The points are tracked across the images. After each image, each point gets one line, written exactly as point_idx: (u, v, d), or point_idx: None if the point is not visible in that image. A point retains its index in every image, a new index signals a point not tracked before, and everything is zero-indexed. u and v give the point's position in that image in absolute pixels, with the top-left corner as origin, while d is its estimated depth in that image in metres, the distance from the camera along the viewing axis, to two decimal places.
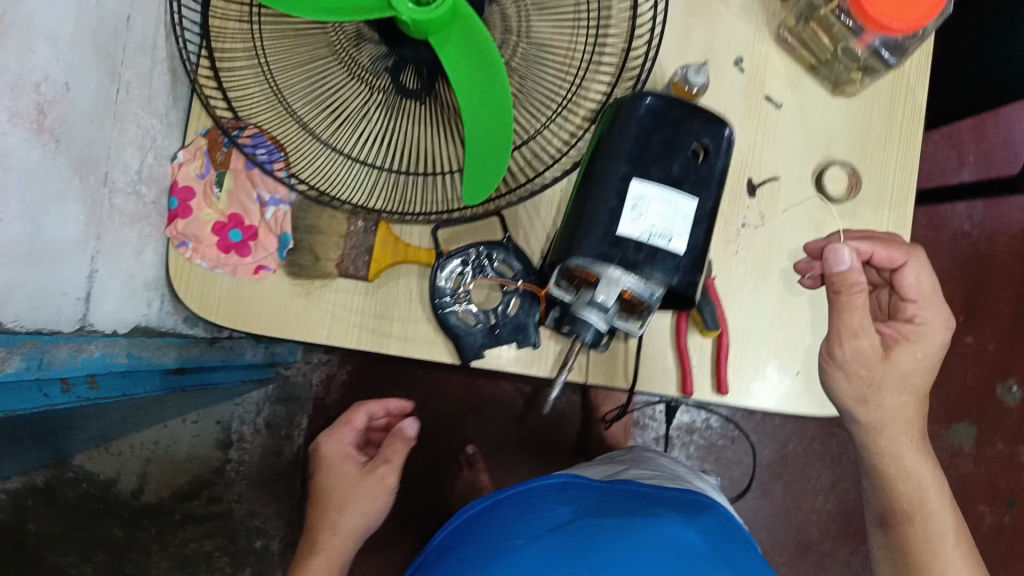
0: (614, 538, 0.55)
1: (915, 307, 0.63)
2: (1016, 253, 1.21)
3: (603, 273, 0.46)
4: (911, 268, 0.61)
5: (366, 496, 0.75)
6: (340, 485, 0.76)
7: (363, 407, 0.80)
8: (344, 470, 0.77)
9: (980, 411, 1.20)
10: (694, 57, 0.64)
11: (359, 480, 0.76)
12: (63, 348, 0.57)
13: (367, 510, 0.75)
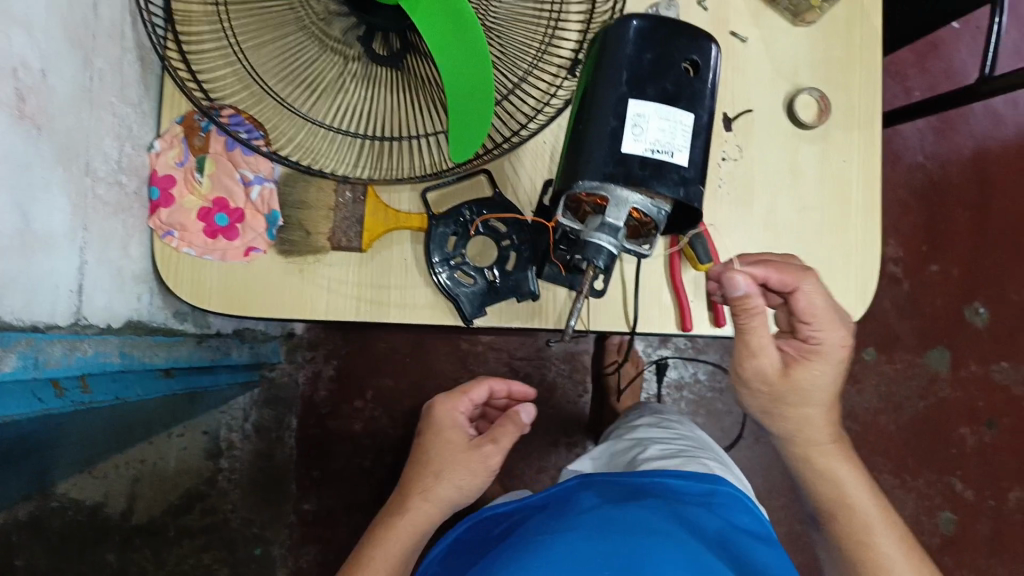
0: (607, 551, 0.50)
1: (811, 329, 0.59)
2: (966, 178, 1.27)
3: (612, 194, 0.48)
4: (803, 292, 0.58)
5: (469, 470, 0.66)
6: (444, 456, 0.67)
7: (484, 381, 0.71)
8: (452, 440, 0.67)
9: (951, 336, 1.25)
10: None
11: (464, 452, 0.67)
12: (56, 346, 0.55)
13: (464, 482, 0.66)
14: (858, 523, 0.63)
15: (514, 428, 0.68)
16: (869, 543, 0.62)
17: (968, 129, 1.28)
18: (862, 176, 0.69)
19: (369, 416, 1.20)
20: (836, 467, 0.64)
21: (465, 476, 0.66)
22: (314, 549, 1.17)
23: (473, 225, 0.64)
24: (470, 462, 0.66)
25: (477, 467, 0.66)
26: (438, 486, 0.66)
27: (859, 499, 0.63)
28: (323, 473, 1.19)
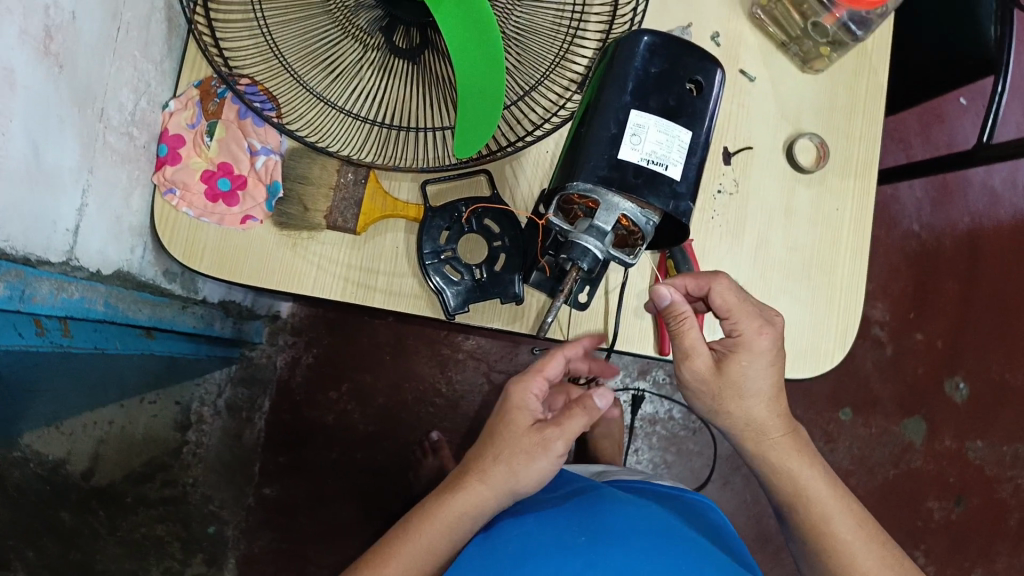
0: (589, 526, 0.60)
1: (730, 322, 0.60)
2: (959, 251, 1.30)
3: (603, 199, 0.50)
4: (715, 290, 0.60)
5: (533, 456, 0.58)
6: (504, 438, 0.59)
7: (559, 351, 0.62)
8: (515, 422, 0.60)
9: (928, 407, 1.26)
10: (676, 21, 0.71)
11: (527, 435, 0.59)
12: (45, 283, 0.56)
13: (524, 467, 0.58)
14: (815, 517, 0.61)
15: (583, 415, 0.60)
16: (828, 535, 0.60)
17: (966, 204, 1.31)
18: (853, 224, 0.71)
19: (342, 409, 1.20)
20: (793, 460, 0.62)
21: (529, 462, 0.58)
22: (270, 535, 1.17)
23: (468, 214, 0.66)
24: (534, 452, 0.58)
25: (541, 453, 0.58)
26: (496, 469, 0.58)
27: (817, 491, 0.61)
28: (289, 459, 1.19)
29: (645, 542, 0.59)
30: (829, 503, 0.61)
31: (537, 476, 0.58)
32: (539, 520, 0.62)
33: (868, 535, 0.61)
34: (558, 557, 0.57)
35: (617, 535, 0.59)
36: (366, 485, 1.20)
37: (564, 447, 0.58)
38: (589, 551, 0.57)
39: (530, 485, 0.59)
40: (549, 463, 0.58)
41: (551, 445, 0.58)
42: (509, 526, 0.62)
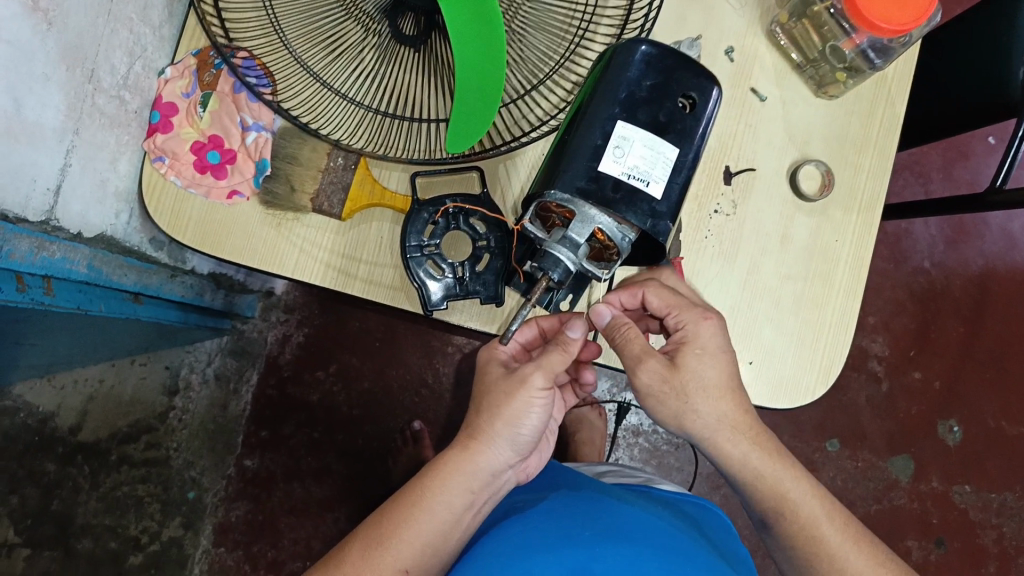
0: (583, 525, 0.57)
1: (675, 316, 0.59)
2: (970, 293, 1.27)
3: (579, 211, 0.49)
4: (650, 291, 0.60)
5: (511, 393, 0.55)
6: (485, 387, 0.57)
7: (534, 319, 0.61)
8: (491, 376, 0.58)
9: (918, 447, 1.24)
10: (690, 31, 0.69)
11: (503, 380, 0.56)
12: (25, 241, 0.56)
13: (507, 411, 0.55)
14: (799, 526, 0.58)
15: (557, 349, 0.56)
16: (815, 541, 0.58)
17: (982, 246, 1.27)
18: (850, 258, 0.69)
19: (327, 390, 1.20)
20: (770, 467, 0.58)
21: (511, 402, 0.55)
22: (246, 506, 1.18)
23: (442, 207, 0.65)
24: (513, 392, 0.55)
25: (520, 389, 0.55)
26: (481, 421, 0.56)
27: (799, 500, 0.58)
28: (271, 434, 1.19)
29: (644, 534, 0.56)
30: (814, 513, 0.58)
31: (526, 417, 0.55)
32: (536, 516, 0.59)
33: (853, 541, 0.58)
34: (557, 550, 0.54)
35: (624, 533, 0.56)
36: (342, 467, 1.19)
37: (546, 381, 0.55)
38: (588, 545, 0.54)
39: (525, 428, 0.56)
40: (535, 397, 0.55)
41: (529, 379, 0.55)
42: (510, 522, 0.59)
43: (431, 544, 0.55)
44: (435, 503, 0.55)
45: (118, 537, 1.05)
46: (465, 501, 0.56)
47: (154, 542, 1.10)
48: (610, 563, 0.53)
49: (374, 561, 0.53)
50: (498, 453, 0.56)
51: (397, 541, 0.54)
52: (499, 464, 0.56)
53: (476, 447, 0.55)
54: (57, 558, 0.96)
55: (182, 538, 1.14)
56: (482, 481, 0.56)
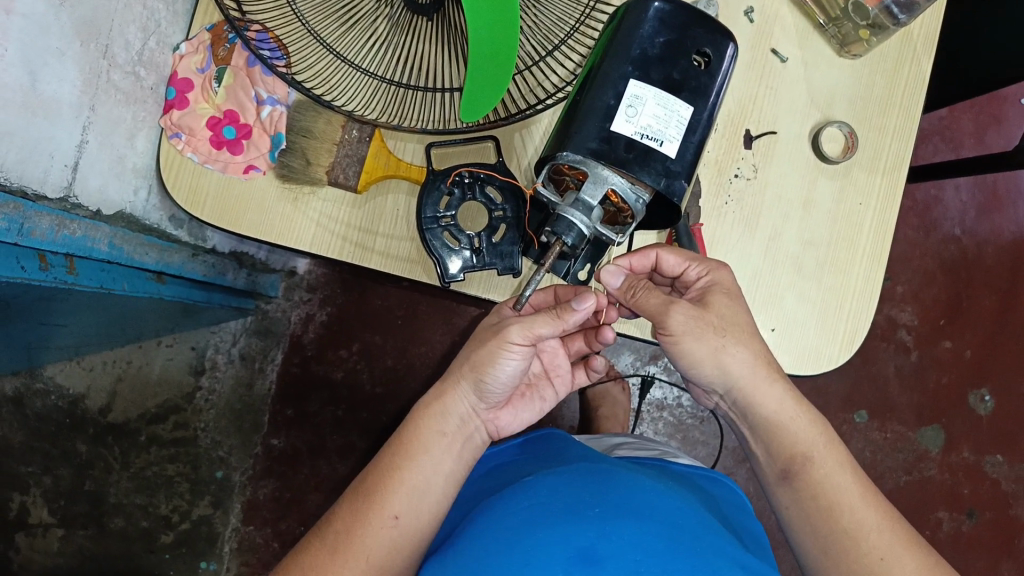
0: (599, 497, 0.55)
1: (696, 268, 0.60)
2: (1002, 261, 1.24)
3: (592, 171, 0.49)
4: (665, 254, 0.60)
5: (483, 342, 0.55)
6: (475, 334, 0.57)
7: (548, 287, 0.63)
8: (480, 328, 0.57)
9: (949, 418, 1.22)
10: None
11: (487, 331, 0.56)
12: (45, 218, 0.57)
13: (479, 360, 0.55)
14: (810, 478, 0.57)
15: (552, 316, 0.53)
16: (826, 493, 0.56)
17: (1015, 212, 1.24)
18: (874, 223, 0.68)
19: (351, 367, 1.20)
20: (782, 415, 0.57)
21: (481, 349, 0.55)
22: (274, 483, 1.17)
23: (453, 174, 0.65)
24: (489, 342, 0.55)
25: (494, 339, 0.54)
26: (453, 366, 0.57)
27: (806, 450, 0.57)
28: (296, 412, 1.19)
29: (656, 513, 0.54)
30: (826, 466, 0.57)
31: (497, 365, 0.55)
32: (554, 483, 0.57)
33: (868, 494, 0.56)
34: (566, 525, 0.52)
35: (635, 508, 0.54)
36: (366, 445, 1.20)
37: (523, 336, 0.54)
38: (600, 520, 0.52)
39: (496, 377, 0.55)
40: (506, 349, 0.54)
41: (506, 332, 0.54)
42: (515, 493, 0.57)
43: (416, 492, 0.54)
44: (416, 449, 0.55)
45: (149, 516, 1.13)
46: (443, 444, 0.56)
47: (185, 521, 1.14)
48: (617, 539, 0.51)
49: (365, 510, 0.53)
50: (464, 397, 0.57)
51: (387, 489, 0.54)
52: (465, 409, 0.57)
53: (445, 391, 0.57)
54: (90, 535, 1.10)
55: (211, 516, 1.15)
56: (454, 426, 0.57)
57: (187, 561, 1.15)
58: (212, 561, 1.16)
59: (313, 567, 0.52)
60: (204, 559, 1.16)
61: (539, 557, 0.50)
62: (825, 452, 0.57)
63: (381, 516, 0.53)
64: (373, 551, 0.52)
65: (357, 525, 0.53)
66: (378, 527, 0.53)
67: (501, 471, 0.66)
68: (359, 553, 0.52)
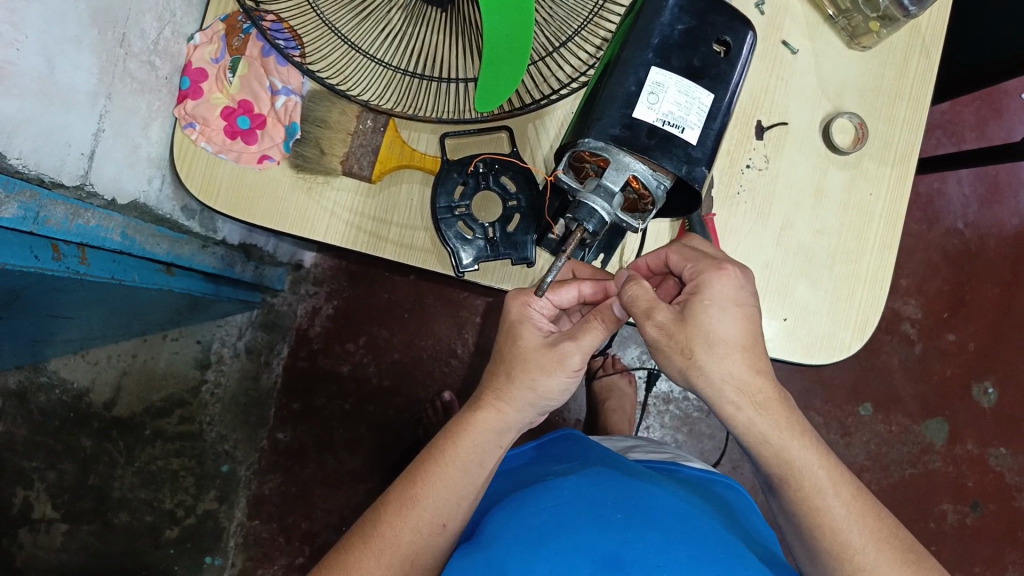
0: (622, 500, 0.55)
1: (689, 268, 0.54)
2: (1004, 253, 1.25)
3: (614, 158, 0.51)
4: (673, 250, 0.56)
5: (548, 371, 0.54)
6: (518, 352, 0.55)
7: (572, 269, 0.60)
8: (523, 340, 0.55)
9: (953, 410, 1.23)
10: None
11: (538, 351, 0.55)
12: (60, 207, 0.57)
13: (536, 381, 0.54)
14: (784, 466, 0.52)
15: (601, 328, 0.54)
16: (801, 481, 0.52)
17: (1017, 205, 1.25)
18: (885, 212, 0.69)
19: (357, 361, 1.20)
20: (755, 410, 0.52)
21: (544, 377, 0.54)
22: (280, 478, 1.17)
23: (468, 164, 0.65)
24: (549, 367, 0.54)
25: (556, 367, 0.54)
26: (511, 388, 0.55)
27: (781, 438, 0.52)
28: (303, 406, 1.19)
29: (681, 520, 0.54)
30: (800, 457, 0.52)
31: (555, 391, 0.55)
32: (576, 481, 0.57)
33: (842, 483, 0.53)
34: (588, 533, 0.52)
35: (659, 513, 0.54)
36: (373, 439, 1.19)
37: (581, 362, 0.54)
38: (623, 528, 0.53)
39: (555, 397, 0.55)
40: (566, 378, 0.54)
41: (566, 358, 0.53)
42: (535, 494, 0.57)
43: (461, 496, 0.55)
44: (467, 459, 0.56)
45: (154, 511, 1.12)
46: (495, 457, 0.57)
47: (190, 515, 1.14)
48: (640, 546, 0.51)
49: (413, 516, 0.54)
50: (524, 415, 0.56)
51: (431, 493, 0.55)
52: (526, 424, 0.57)
53: (506, 412, 0.56)
54: (94, 531, 1.10)
55: (217, 511, 1.15)
56: (510, 438, 0.57)
57: (191, 557, 1.14)
58: (218, 556, 1.16)
59: (354, 564, 0.53)
60: (209, 555, 1.15)
61: (566, 559, 0.51)
62: (795, 442, 0.52)
63: (429, 523, 0.55)
64: (417, 549, 0.54)
65: (403, 529, 0.54)
66: (427, 534, 0.55)
67: (518, 471, 0.67)
68: (402, 554, 0.54)
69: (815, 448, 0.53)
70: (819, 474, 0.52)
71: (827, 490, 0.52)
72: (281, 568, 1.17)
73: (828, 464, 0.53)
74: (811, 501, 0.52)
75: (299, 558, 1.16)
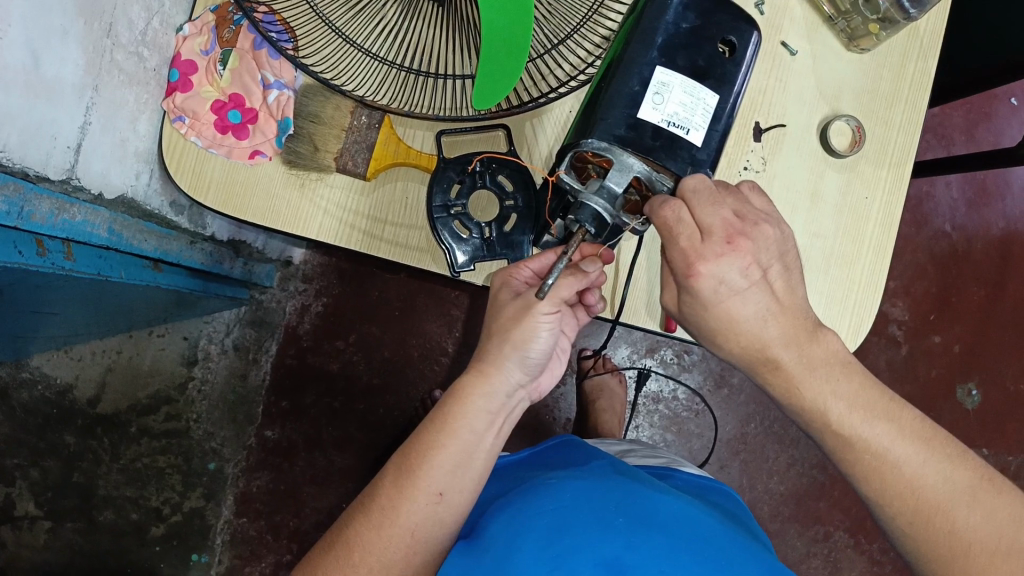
0: (624, 502, 0.55)
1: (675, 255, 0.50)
2: (993, 255, 1.25)
3: (618, 159, 0.51)
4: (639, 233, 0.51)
5: (517, 319, 0.54)
6: (497, 309, 0.55)
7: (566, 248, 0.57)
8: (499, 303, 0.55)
9: (938, 411, 1.23)
10: None
11: (508, 307, 0.55)
12: (45, 202, 0.55)
13: (513, 343, 0.54)
14: (874, 460, 0.49)
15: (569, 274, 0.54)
16: (895, 476, 0.48)
17: (1006, 209, 1.26)
18: (881, 214, 0.68)
19: (347, 359, 1.19)
20: (828, 399, 0.50)
21: (516, 326, 0.54)
22: (267, 476, 1.15)
23: (470, 164, 0.64)
24: (520, 316, 0.54)
25: (526, 314, 0.53)
26: (491, 346, 0.55)
27: (855, 423, 0.49)
28: (292, 405, 1.17)
29: (683, 527, 0.53)
30: (893, 450, 0.48)
31: (528, 343, 0.54)
32: (579, 484, 0.57)
33: (923, 442, 0.49)
34: (589, 535, 0.52)
35: (659, 520, 0.53)
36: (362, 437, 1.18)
37: (552, 305, 0.53)
38: (626, 531, 0.52)
39: (534, 351, 0.54)
40: (543, 322, 0.53)
41: (534, 304, 0.53)
42: (536, 493, 0.56)
43: (461, 466, 0.53)
44: (460, 426, 0.53)
45: (139, 509, 1.11)
46: (485, 424, 0.54)
47: (176, 513, 1.13)
48: (643, 551, 0.51)
49: (408, 487, 0.52)
50: (508, 374, 0.54)
51: (428, 465, 0.52)
52: (513, 386, 0.55)
53: (489, 372, 0.54)
54: (79, 529, 1.10)
55: (204, 509, 1.14)
56: (500, 404, 0.55)
57: (177, 554, 1.13)
58: (204, 554, 1.14)
59: (355, 545, 0.51)
60: (195, 552, 1.14)
61: (569, 557, 0.51)
62: (866, 418, 0.49)
63: (424, 495, 0.52)
64: (417, 526, 0.51)
65: (402, 502, 0.51)
66: (424, 503, 0.52)
67: (518, 472, 0.66)
68: (404, 529, 0.51)
69: (908, 433, 0.49)
70: (912, 464, 0.48)
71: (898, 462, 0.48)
72: (268, 566, 1.15)
73: (927, 445, 0.49)
74: (904, 498, 0.48)
75: (287, 556, 1.15)
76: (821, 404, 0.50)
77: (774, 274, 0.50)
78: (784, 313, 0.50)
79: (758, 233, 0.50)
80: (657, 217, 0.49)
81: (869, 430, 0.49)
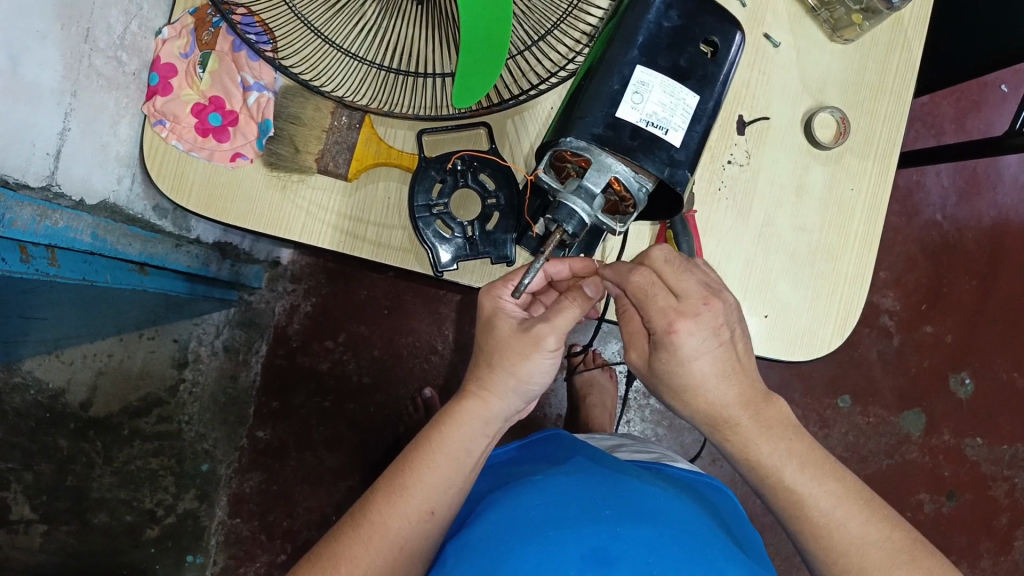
0: (607, 496, 0.54)
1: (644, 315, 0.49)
2: (982, 245, 1.26)
3: (596, 158, 0.51)
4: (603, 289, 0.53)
5: (525, 355, 0.52)
6: (495, 342, 0.53)
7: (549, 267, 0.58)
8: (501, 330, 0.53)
9: (930, 402, 1.24)
10: None
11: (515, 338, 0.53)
12: (26, 208, 0.54)
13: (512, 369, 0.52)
14: (821, 518, 0.49)
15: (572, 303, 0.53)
16: (841, 533, 0.49)
17: (995, 199, 1.26)
18: (866, 206, 0.68)
19: (337, 359, 1.19)
20: (784, 457, 0.50)
21: (523, 361, 0.52)
22: (259, 476, 1.17)
23: (449, 161, 0.64)
24: (527, 352, 0.52)
25: (533, 350, 0.52)
26: (495, 377, 0.53)
27: (805, 481, 0.50)
28: (282, 405, 1.18)
29: (676, 522, 0.53)
30: (838, 509, 0.49)
31: (538, 371, 0.53)
32: (563, 483, 0.57)
33: (865, 502, 0.50)
34: (573, 527, 0.51)
35: (643, 510, 0.53)
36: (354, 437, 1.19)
37: (558, 342, 0.52)
38: (614, 522, 0.52)
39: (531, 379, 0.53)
40: (547, 358, 0.52)
41: (543, 340, 0.52)
42: (521, 494, 0.56)
43: (450, 490, 0.53)
44: (454, 446, 0.53)
45: (133, 510, 1.08)
46: (481, 446, 0.54)
47: (170, 515, 1.11)
48: (634, 542, 0.50)
49: (399, 503, 0.52)
50: (508, 402, 0.54)
51: (419, 482, 0.52)
52: (512, 412, 0.55)
53: (490, 401, 0.53)
54: (72, 531, 1.03)
55: (197, 511, 1.14)
56: (497, 427, 0.55)
57: (171, 556, 1.13)
58: (199, 554, 1.15)
59: (345, 558, 0.51)
60: (190, 554, 1.14)
61: (553, 552, 0.50)
62: (813, 473, 0.50)
63: (417, 511, 0.52)
64: (404, 538, 0.52)
65: (392, 517, 0.52)
66: (413, 520, 0.52)
67: (505, 468, 0.66)
68: (393, 542, 0.51)
69: (849, 494, 0.50)
70: (855, 522, 0.49)
71: (848, 517, 0.49)
72: (262, 565, 1.16)
73: (867, 508, 0.50)
74: (850, 556, 0.49)
75: (281, 556, 1.16)
76: (775, 462, 0.50)
77: (738, 335, 0.50)
78: (743, 374, 0.49)
79: (728, 298, 0.50)
80: (629, 284, 0.49)
81: (817, 487, 0.50)
